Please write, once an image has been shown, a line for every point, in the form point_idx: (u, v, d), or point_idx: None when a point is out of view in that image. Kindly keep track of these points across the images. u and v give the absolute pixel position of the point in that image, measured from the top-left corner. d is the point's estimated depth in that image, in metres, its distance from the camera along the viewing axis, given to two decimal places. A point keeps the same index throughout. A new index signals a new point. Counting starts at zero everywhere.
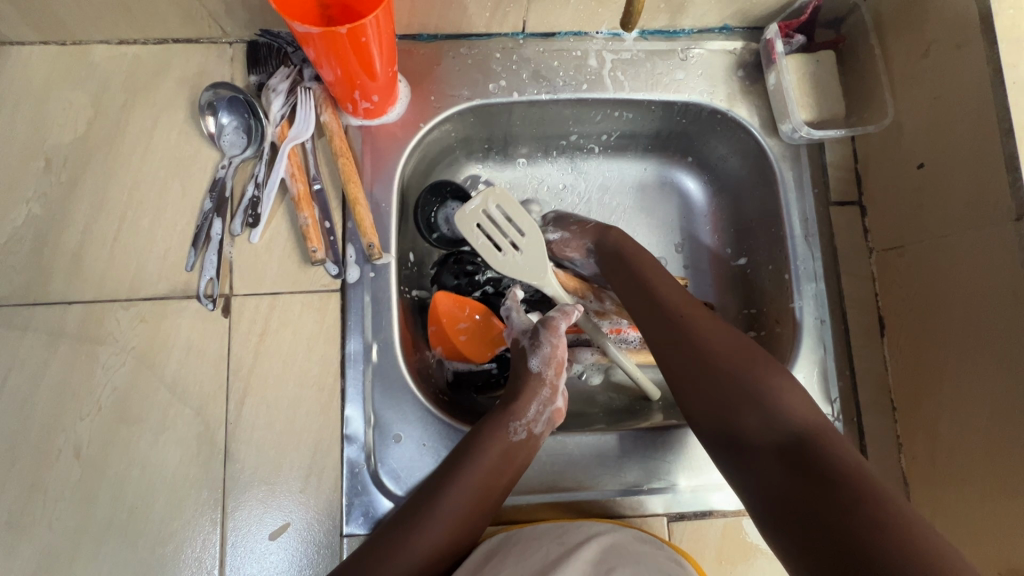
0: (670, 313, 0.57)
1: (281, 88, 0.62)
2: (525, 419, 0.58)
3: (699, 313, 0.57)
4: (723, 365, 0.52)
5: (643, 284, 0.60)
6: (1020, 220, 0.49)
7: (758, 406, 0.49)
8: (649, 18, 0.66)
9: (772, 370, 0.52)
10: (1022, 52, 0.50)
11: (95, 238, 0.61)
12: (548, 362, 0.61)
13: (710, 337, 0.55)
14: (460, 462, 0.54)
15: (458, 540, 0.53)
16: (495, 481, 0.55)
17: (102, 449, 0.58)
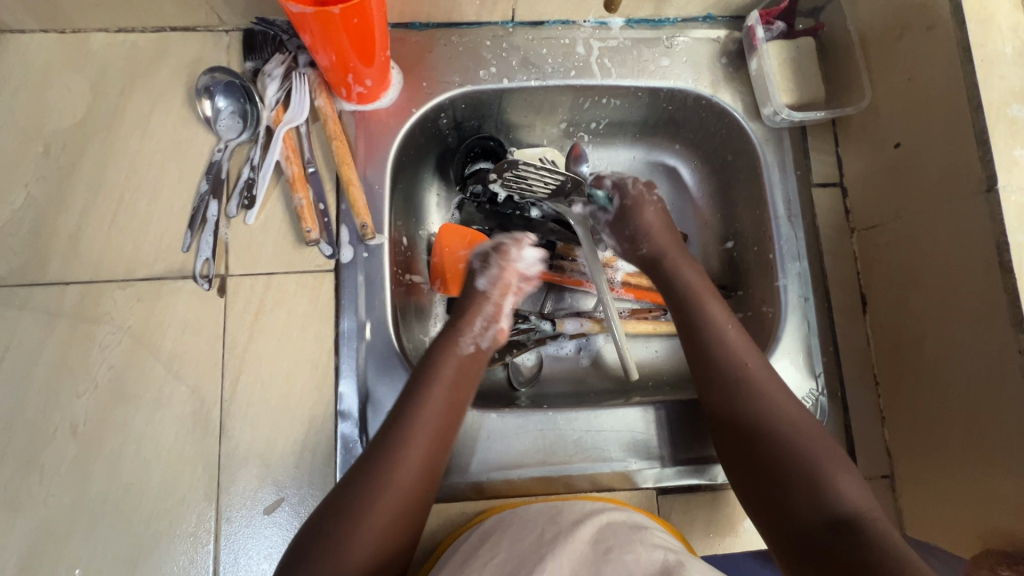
0: (740, 372, 0.57)
1: (276, 73, 0.64)
2: (471, 334, 0.60)
3: (761, 369, 0.57)
4: (784, 436, 0.53)
5: (715, 332, 0.59)
6: (991, 192, 0.51)
7: (808, 486, 0.50)
8: (635, 7, 0.68)
9: (828, 451, 0.52)
10: (990, 32, 0.52)
11: (92, 220, 0.62)
12: (494, 283, 0.63)
13: (776, 402, 0.55)
14: (423, 380, 0.56)
15: (431, 469, 0.53)
16: (453, 396, 0.57)
17: (98, 426, 0.59)
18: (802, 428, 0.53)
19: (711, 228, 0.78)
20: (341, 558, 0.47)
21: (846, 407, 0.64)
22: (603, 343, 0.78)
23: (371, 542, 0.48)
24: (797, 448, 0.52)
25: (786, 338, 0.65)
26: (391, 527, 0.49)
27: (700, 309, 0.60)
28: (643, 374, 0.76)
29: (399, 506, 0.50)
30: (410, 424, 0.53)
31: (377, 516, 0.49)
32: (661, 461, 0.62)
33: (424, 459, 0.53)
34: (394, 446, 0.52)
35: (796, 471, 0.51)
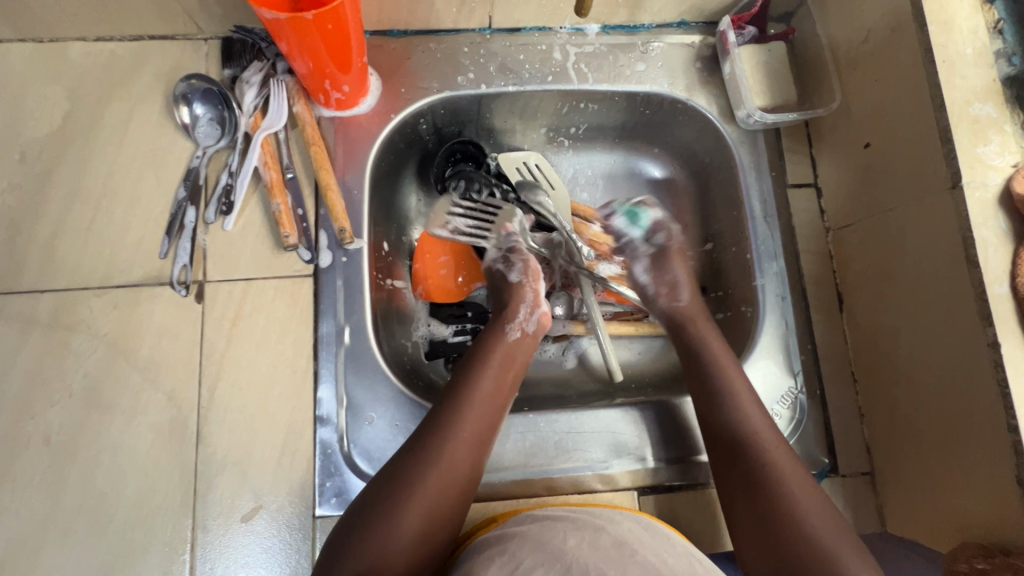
0: (761, 449, 0.54)
1: (254, 81, 0.64)
2: (517, 322, 0.63)
3: (780, 449, 0.54)
4: (803, 525, 0.49)
5: (734, 402, 0.57)
6: (956, 188, 0.52)
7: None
8: (610, 13, 0.70)
9: (849, 547, 0.48)
10: (950, 33, 0.54)
11: (68, 227, 0.62)
12: (525, 274, 0.68)
13: (797, 489, 0.51)
14: (471, 369, 0.58)
15: (483, 450, 0.54)
16: (507, 377, 0.59)
17: (73, 436, 0.58)
18: (816, 525, 0.49)
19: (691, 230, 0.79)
20: (386, 535, 0.48)
21: (824, 404, 0.65)
22: (587, 345, 0.78)
23: (417, 519, 0.49)
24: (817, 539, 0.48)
25: (764, 337, 0.66)
26: (438, 505, 0.50)
27: (719, 376, 0.59)
28: (626, 376, 0.76)
29: (449, 486, 0.51)
30: (465, 403, 0.55)
31: (428, 491, 0.50)
32: (644, 459, 0.62)
33: (478, 437, 0.54)
34: (448, 424, 0.53)
35: (815, 566, 0.47)
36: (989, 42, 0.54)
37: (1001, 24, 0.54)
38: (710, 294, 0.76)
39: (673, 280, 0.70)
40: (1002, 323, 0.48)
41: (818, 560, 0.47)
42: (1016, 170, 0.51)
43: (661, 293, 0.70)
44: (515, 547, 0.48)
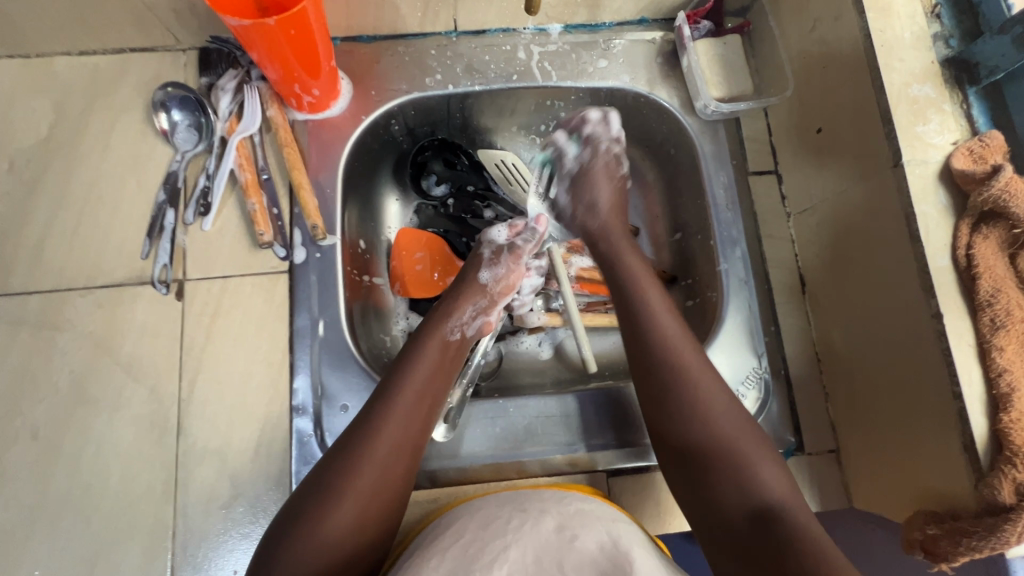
0: (671, 361, 0.56)
1: (228, 87, 0.67)
2: (459, 322, 0.63)
3: (696, 359, 0.56)
4: (715, 429, 0.52)
5: (653, 324, 0.58)
6: (897, 166, 0.54)
7: (733, 476, 0.49)
8: (570, 13, 0.72)
9: (758, 449, 0.51)
10: (888, 19, 0.56)
11: (55, 231, 0.65)
12: (497, 279, 0.67)
13: (705, 386, 0.54)
14: (402, 362, 0.58)
15: (412, 447, 0.54)
16: (439, 377, 0.58)
17: (59, 430, 0.60)
18: (730, 431, 0.52)
19: (661, 219, 0.80)
20: (316, 539, 0.46)
21: (789, 385, 0.66)
22: (564, 335, 0.79)
23: (347, 520, 0.48)
24: (730, 441, 0.51)
25: (729, 319, 0.67)
26: (368, 508, 0.49)
27: (642, 296, 0.61)
28: (601, 364, 0.78)
29: (377, 489, 0.50)
30: (390, 405, 0.54)
31: (358, 492, 0.49)
32: (608, 449, 0.64)
33: (407, 436, 0.53)
34: (374, 426, 0.52)
35: (726, 461, 0.50)
36: (927, 25, 0.56)
37: (939, 8, 0.56)
38: (680, 282, 0.77)
39: (587, 201, 0.71)
40: (943, 294, 0.50)
41: (725, 461, 0.50)
42: (955, 147, 0.53)
43: (577, 211, 0.71)
44: (462, 526, 0.50)
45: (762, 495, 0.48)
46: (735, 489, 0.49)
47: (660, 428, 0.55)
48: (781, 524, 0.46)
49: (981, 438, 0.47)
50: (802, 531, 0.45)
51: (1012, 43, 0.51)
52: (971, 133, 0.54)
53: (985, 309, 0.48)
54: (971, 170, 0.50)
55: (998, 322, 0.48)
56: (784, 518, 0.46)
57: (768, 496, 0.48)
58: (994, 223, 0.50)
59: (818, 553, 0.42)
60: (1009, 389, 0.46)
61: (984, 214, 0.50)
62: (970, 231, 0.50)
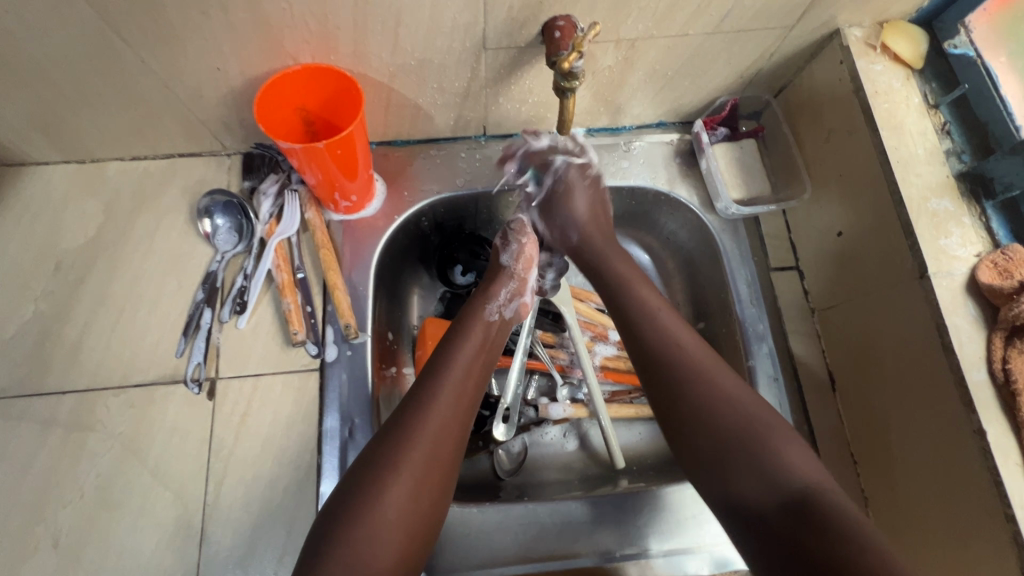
0: (675, 351, 0.57)
1: (270, 191, 0.70)
2: (497, 304, 0.66)
3: (695, 343, 0.58)
4: (734, 415, 0.52)
5: (650, 324, 0.60)
6: (924, 277, 0.55)
7: (753, 462, 0.50)
8: (593, 119, 0.75)
9: (773, 424, 0.52)
10: (901, 138, 0.60)
11: (94, 330, 0.67)
12: (517, 258, 0.69)
13: (713, 369, 0.55)
14: (453, 338, 0.61)
15: (462, 424, 0.55)
16: (483, 352, 0.61)
17: (81, 538, 0.59)
18: (745, 409, 0.52)
19: (683, 309, 0.81)
20: (376, 515, 0.47)
21: None
22: (590, 427, 0.78)
23: (405, 493, 0.49)
24: (748, 422, 0.52)
25: None
26: (420, 486, 0.50)
27: (640, 316, 0.61)
28: (628, 459, 0.76)
29: (431, 466, 0.51)
30: (439, 380, 0.56)
31: (413, 465, 0.50)
32: (645, 557, 0.62)
33: (457, 409, 0.55)
34: (425, 404, 0.54)
35: (742, 451, 0.50)
36: (938, 142, 0.60)
37: (948, 125, 0.61)
38: None
39: (563, 221, 0.72)
40: (983, 410, 0.50)
41: (745, 449, 0.50)
42: (979, 260, 0.55)
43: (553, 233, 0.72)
44: None
45: (789, 478, 0.48)
46: (763, 483, 0.48)
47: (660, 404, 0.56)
48: (817, 510, 0.45)
49: None
50: (840, 510, 0.45)
51: None
52: (993, 245, 0.56)
53: None
54: (998, 285, 0.52)
55: None
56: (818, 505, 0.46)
57: (798, 479, 0.48)
58: None
59: (864, 543, 0.42)
60: None
61: (1015, 328, 0.51)
62: (1004, 345, 0.51)
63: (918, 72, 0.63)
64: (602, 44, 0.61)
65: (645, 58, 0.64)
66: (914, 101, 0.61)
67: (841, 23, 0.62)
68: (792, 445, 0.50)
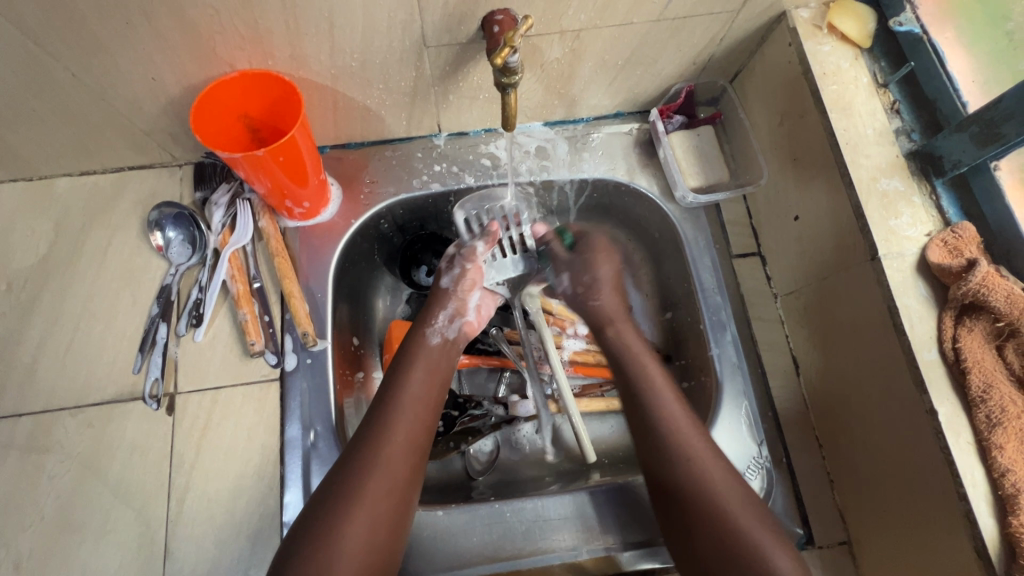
0: (676, 443, 0.57)
1: (222, 202, 0.69)
2: (436, 328, 0.67)
3: (694, 433, 0.57)
4: (728, 516, 0.52)
5: (670, 428, 0.58)
6: (875, 260, 0.55)
7: (753, 568, 0.50)
8: (549, 112, 0.74)
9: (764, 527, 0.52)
10: (851, 119, 0.59)
11: (48, 350, 0.66)
12: (458, 283, 0.70)
13: (710, 466, 0.55)
14: (405, 364, 0.63)
15: (419, 451, 0.58)
16: (434, 382, 0.62)
17: (42, 560, 0.59)
18: (732, 508, 0.53)
19: (650, 301, 0.81)
20: (332, 542, 0.50)
21: (793, 474, 0.63)
22: (563, 421, 0.78)
23: (364, 526, 0.52)
24: (737, 529, 0.52)
25: (727, 405, 0.64)
26: (382, 517, 0.53)
27: (665, 420, 0.58)
28: (598, 452, 0.75)
29: (386, 497, 0.53)
30: (394, 415, 0.58)
31: (370, 496, 0.53)
32: (614, 551, 0.62)
33: (410, 450, 0.57)
34: (380, 435, 0.56)
35: (741, 555, 0.51)
36: (888, 122, 0.59)
37: (898, 104, 0.60)
38: (675, 361, 0.76)
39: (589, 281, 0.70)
40: (935, 389, 0.50)
41: (741, 551, 0.51)
42: (929, 239, 0.54)
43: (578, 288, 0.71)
44: None
45: None
46: None
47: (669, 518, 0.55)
48: None
49: (993, 543, 0.46)
50: None
51: (970, 139, 0.53)
52: (943, 223, 0.55)
53: (980, 405, 0.48)
54: (947, 264, 0.52)
55: (994, 419, 0.48)
56: None
57: None
58: (977, 315, 0.51)
59: None
60: (1015, 490, 0.45)
61: (965, 307, 0.51)
62: (954, 323, 0.51)
63: (866, 52, 0.62)
64: (546, 37, 0.60)
65: (592, 49, 0.63)
66: (863, 81, 0.61)
67: (786, 5, 0.62)
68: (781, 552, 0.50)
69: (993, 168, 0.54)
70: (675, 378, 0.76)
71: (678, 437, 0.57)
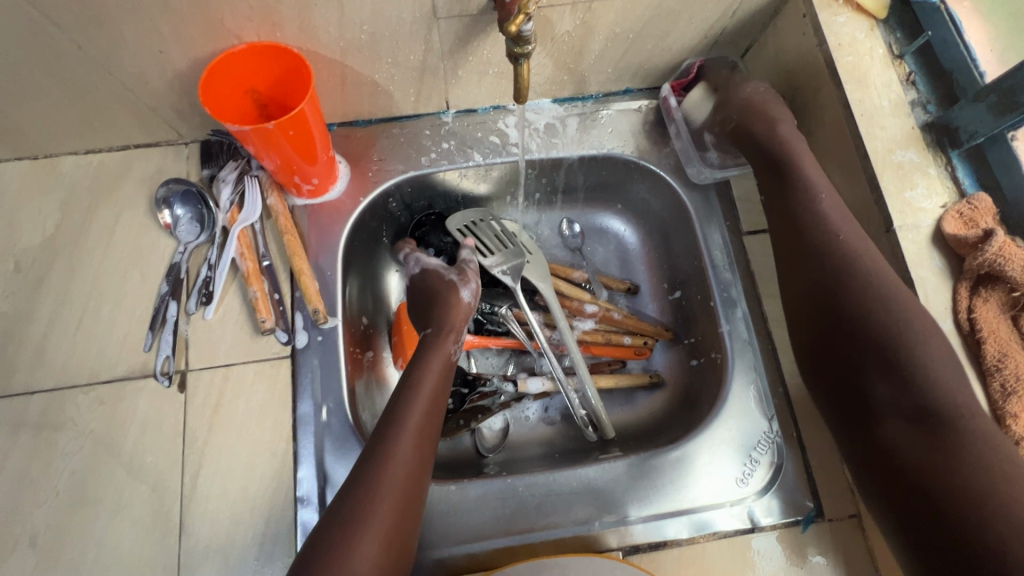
0: (834, 244, 0.56)
1: (229, 178, 0.69)
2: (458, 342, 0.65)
3: (853, 232, 0.56)
4: (877, 295, 0.52)
5: (819, 216, 0.58)
6: (890, 232, 0.54)
7: (894, 371, 0.51)
8: (558, 88, 0.73)
9: (920, 321, 0.51)
10: (866, 91, 0.58)
11: (58, 328, 0.66)
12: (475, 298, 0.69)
13: (866, 261, 0.54)
14: (411, 377, 0.59)
15: (424, 469, 0.55)
16: (438, 395, 0.59)
17: (58, 535, 0.59)
18: (878, 297, 0.52)
19: (659, 280, 0.80)
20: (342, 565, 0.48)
21: (802, 449, 0.64)
22: None
23: (375, 551, 0.49)
24: (892, 318, 0.51)
25: (737, 384, 0.66)
26: (389, 540, 0.50)
27: (822, 229, 0.57)
28: None
29: (393, 520, 0.51)
30: (399, 431, 0.55)
31: (378, 519, 0.50)
32: (625, 524, 0.62)
33: (415, 470, 0.54)
34: (387, 452, 0.53)
35: (883, 360, 0.52)
36: (904, 93, 0.59)
37: (914, 76, 0.60)
38: (683, 340, 0.77)
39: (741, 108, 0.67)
40: (950, 359, 0.50)
41: (884, 353, 0.52)
42: (945, 210, 0.54)
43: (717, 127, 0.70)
44: None
45: (923, 390, 0.50)
46: (898, 384, 0.51)
47: (852, 391, 0.54)
48: (946, 421, 0.49)
49: None
50: (971, 424, 0.48)
51: (988, 109, 0.53)
52: (959, 195, 0.55)
53: (994, 374, 0.49)
54: (963, 235, 0.51)
55: (1009, 388, 0.48)
56: (948, 417, 0.49)
57: (932, 395, 0.50)
58: (993, 286, 0.51)
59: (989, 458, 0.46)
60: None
61: (981, 278, 0.51)
62: (970, 294, 0.51)
63: (882, 22, 0.61)
64: (557, 8, 0.59)
65: (603, 21, 0.62)
66: (879, 53, 0.60)
67: None
68: (935, 360, 0.50)
69: (1011, 138, 0.54)
70: (683, 355, 0.76)
71: (876, 310, 0.52)
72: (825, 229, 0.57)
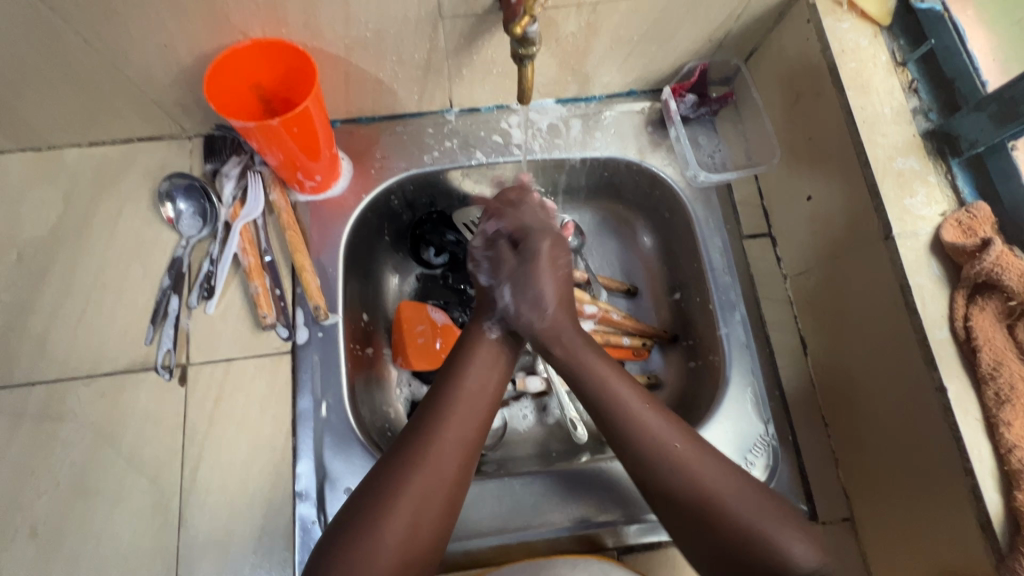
0: (632, 421, 0.53)
1: (233, 173, 0.69)
2: (503, 313, 0.62)
3: (655, 414, 0.54)
4: (689, 474, 0.50)
5: (614, 394, 0.55)
6: (888, 239, 0.55)
7: (734, 531, 0.48)
8: (562, 89, 0.74)
9: (738, 485, 0.50)
10: (867, 98, 0.59)
11: (61, 320, 0.66)
12: (507, 258, 0.64)
13: (672, 440, 0.52)
14: (463, 350, 0.60)
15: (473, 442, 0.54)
16: (495, 375, 0.59)
17: (57, 526, 0.59)
18: (708, 472, 0.50)
19: (658, 282, 0.81)
20: (376, 531, 0.47)
21: (798, 451, 0.64)
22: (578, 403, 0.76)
23: (404, 525, 0.48)
24: (709, 493, 0.50)
25: (733, 386, 0.65)
26: (420, 512, 0.49)
27: (623, 402, 0.55)
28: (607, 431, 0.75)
29: (432, 491, 0.50)
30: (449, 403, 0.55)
31: (416, 489, 0.50)
32: (619, 524, 0.62)
33: (467, 442, 0.54)
34: (438, 420, 0.53)
35: (719, 520, 0.49)
36: (905, 101, 0.59)
37: (916, 84, 0.60)
38: (682, 342, 0.76)
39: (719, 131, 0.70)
40: (945, 366, 0.51)
41: (720, 520, 0.49)
42: (944, 219, 0.54)
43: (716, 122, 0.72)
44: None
45: (773, 550, 0.47)
46: (740, 544, 0.48)
47: (695, 541, 0.50)
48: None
49: (998, 517, 0.47)
50: None
51: (988, 118, 0.53)
52: (958, 203, 0.55)
53: (989, 382, 0.49)
54: (962, 243, 0.52)
55: (1003, 396, 0.48)
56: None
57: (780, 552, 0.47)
58: (989, 294, 0.51)
59: None
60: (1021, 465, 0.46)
61: (978, 286, 0.51)
62: (966, 302, 0.51)
63: (886, 30, 0.62)
64: (562, 9, 0.59)
65: (608, 24, 0.63)
66: (881, 60, 0.60)
67: None
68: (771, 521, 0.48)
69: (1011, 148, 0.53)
70: (681, 356, 0.76)
71: (684, 472, 0.50)
72: (620, 405, 0.55)
